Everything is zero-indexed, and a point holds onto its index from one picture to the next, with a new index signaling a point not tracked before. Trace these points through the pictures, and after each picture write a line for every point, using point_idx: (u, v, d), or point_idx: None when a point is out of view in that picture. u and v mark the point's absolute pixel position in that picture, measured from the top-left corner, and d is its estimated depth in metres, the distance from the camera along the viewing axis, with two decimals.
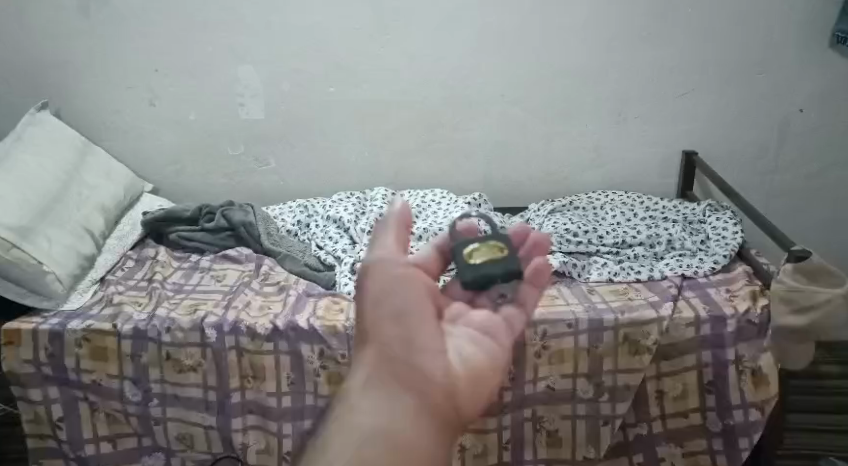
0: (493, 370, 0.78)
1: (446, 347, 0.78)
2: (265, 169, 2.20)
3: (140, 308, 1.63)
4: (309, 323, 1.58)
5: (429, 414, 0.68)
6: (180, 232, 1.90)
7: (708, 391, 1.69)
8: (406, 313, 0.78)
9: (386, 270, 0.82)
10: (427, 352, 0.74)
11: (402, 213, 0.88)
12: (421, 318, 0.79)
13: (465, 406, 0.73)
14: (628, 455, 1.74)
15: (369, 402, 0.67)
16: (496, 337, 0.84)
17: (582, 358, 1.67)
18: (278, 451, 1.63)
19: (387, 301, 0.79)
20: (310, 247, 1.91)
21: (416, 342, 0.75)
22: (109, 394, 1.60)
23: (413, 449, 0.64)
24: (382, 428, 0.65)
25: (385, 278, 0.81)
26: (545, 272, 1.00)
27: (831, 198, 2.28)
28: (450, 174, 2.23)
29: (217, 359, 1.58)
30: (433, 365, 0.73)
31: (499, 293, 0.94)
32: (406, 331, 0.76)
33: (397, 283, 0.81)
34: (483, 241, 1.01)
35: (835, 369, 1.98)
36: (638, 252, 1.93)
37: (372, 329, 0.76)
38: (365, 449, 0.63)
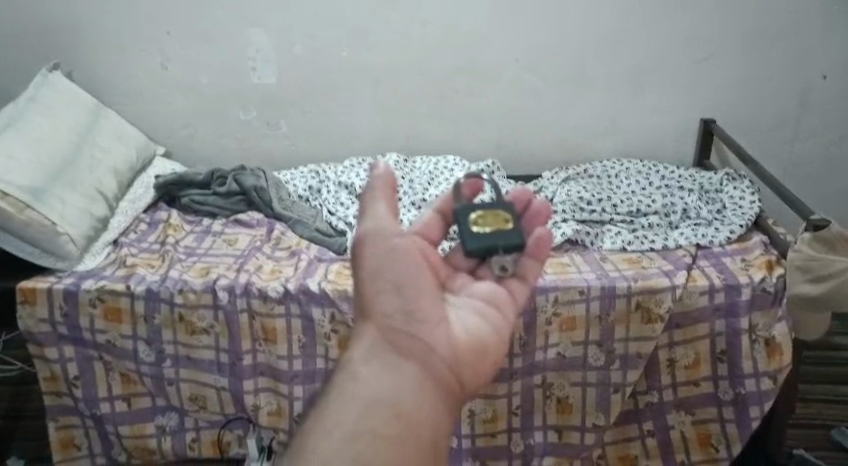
0: (497, 339, 0.87)
1: (446, 317, 0.86)
2: (277, 133, 2.20)
3: (152, 270, 1.65)
4: (320, 287, 1.59)
5: (429, 383, 0.78)
6: (193, 197, 1.92)
7: (720, 360, 1.67)
8: (408, 286, 0.86)
9: (383, 243, 0.88)
10: (426, 323, 0.83)
11: (387, 178, 0.91)
12: (421, 289, 0.86)
13: (467, 373, 0.82)
14: (637, 422, 1.74)
15: (373, 370, 0.77)
16: (501, 308, 0.91)
17: (593, 326, 1.66)
18: (289, 413, 1.65)
19: (388, 275, 0.86)
20: (322, 213, 1.90)
21: (416, 314, 0.84)
22: (124, 354, 1.63)
23: (415, 416, 0.74)
24: (387, 391, 0.75)
25: (384, 251, 0.88)
26: (550, 242, 0.96)
27: None
28: (462, 140, 2.22)
29: (229, 322, 1.60)
30: (433, 337, 0.82)
31: (501, 265, 0.94)
32: (406, 303, 0.84)
33: (395, 256, 0.87)
34: (487, 209, 0.98)
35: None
36: (653, 221, 1.91)
37: (374, 300, 0.85)
38: (370, 410, 0.72)
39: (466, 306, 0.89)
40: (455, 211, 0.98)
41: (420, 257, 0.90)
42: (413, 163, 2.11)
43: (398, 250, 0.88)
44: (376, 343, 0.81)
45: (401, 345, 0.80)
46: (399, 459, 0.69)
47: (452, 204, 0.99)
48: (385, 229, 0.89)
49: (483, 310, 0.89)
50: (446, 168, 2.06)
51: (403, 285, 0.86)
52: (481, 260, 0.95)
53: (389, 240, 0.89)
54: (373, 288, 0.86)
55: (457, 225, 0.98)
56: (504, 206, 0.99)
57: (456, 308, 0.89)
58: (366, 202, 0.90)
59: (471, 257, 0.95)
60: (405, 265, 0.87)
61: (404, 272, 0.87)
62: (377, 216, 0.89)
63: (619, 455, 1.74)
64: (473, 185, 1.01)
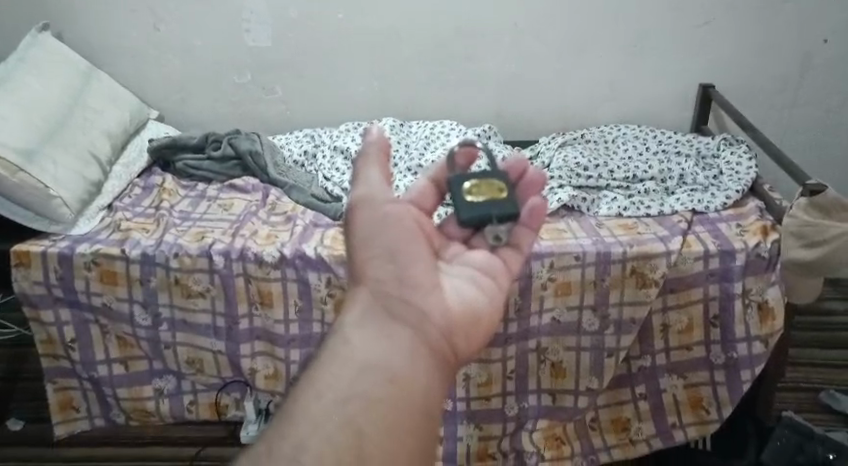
0: (491, 309, 0.86)
1: (440, 285, 0.86)
2: (273, 98, 2.19)
3: (147, 234, 1.65)
4: (316, 252, 1.60)
5: (423, 348, 0.77)
6: (187, 162, 1.92)
7: (713, 324, 1.68)
8: (401, 251, 0.85)
9: (375, 210, 0.87)
10: (420, 291, 0.83)
11: (380, 144, 0.90)
12: (415, 256, 0.85)
13: (461, 342, 0.82)
14: (630, 386, 1.75)
15: (366, 334, 0.77)
16: (495, 277, 0.90)
17: (588, 291, 1.67)
18: (285, 377, 1.67)
19: (381, 240, 0.85)
20: (318, 179, 1.90)
21: (411, 281, 0.83)
22: (120, 317, 1.64)
23: (408, 379, 0.73)
24: (380, 355, 0.75)
25: (377, 217, 0.87)
26: (545, 210, 0.96)
27: None
28: (458, 105, 2.20)
29: (225, 286, 1.61)
30: (426, 304, 0.82)
31: (495, 235, 0.93)
32: (401, 270, 0.84)
33: (388, 222, 0.87)
34: (482, 178, 0.97)
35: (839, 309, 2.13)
36: (649, 187, 1.91)
37: (368, 266, 0.84)
38: (362, 374, 0.72)
39: (462, 275, 0.88)
40: (449, 181, 0.98)
41: (415, 226, 0.89)
42: (409, 129, 2.10)
43: (390, 217, 0.87)
44: (370, 308, 0.80)
45: (395, 311, 0.80)
46: (391, 421, 0.69)
47: (447, 173, 0.99)
48: (377, 194, 0.88)
49: (476, 278, 0.88)
50: (442, 133, 2.06)
51: (398, 251, 0.85)
52: (476, 230, 0.94)
53: (380, 207, 0.88)
54: (366, 255, 0.85)
55: (451, 195, 0.97)
56: (498, 175, 0.98)
57: (451, 276, 0.88)
58: (358, 168, 0.89)
59: (465, 227, 0.94)
60: (399, 233, 0.86)
61: (398, 238, 0.86)
62: (370, 183, 0.89)
63: (611, 418, 1.76)
64: (469, 153, 1.01)
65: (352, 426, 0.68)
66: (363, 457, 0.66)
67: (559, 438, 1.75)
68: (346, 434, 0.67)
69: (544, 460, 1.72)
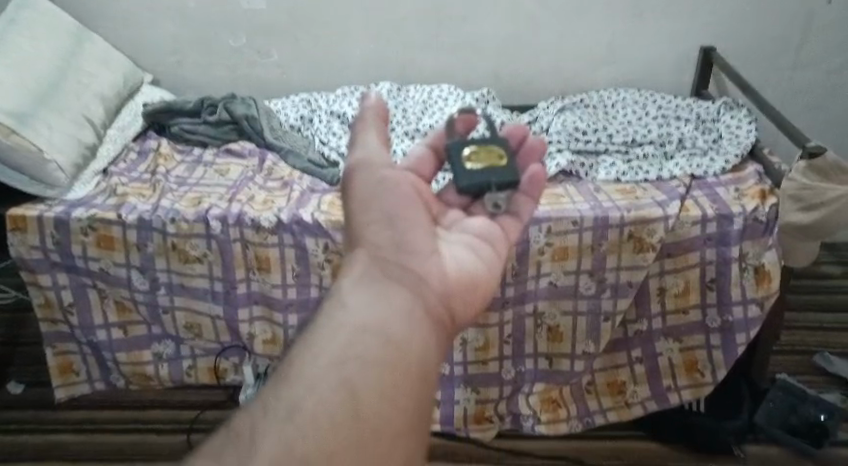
0: (489, 275, 0.82)
1: (438, 250, 0.81)
2: (268, 62, 2.17)
3: (144, 199, 1.65)
4: (313, 217, 1.59)
5: (421, 311, 0.72)
6: (182, 126, 1.91)
7: (709, 288, 1.68)
8: (399, 216, 0.81)
9: (373, 174, 0.84)
10: (418, 256, 0.78)
11: (377, 109, 0.88)
12: (413, 221, 0.82)
13: (459, 308, 0.77)
14: (626, 350, 1.76)
15: (363, 295, 0.71)
16: (494, 244, 0.86)
17: (585, 256, 1.66)
18: (283, 341, 1.69)
19: (379, 205, 0.81)
20: (314, 143, 1.89)
21: (408, 246, 0.79)
22: (118, 282, 1.65)
23: (407, 340, 0.67)
24: (377, 316, 0.69)
25: (374, 180, 0.84)
26: (545, 178, 0.93)
27: None
28: (456, 69, 2.19)
29: (221, 251, 1.61)
30: (424, 269, 0.77)
31: (494, 202, 0.90)
32: (398, 235, 0.79)
33: (386, 186, 0.83)
34: (481, 145, 0.95)
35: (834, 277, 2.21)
36: (648, 152, 1.90)
37: (365, 229, 0.80)
38: (359, 334, 0.66)
39: (458, 241, 0.85)
40: (447, 147, 0.96)
41: (413, 192, 0.85)
42: (406, 92, 2.09)
43: (388, 181, 0.84)
44: (368, 269, 0.75)
45: (393, 274, 0.75)
46: (389, 384, 0.63)
47: (444, 139, 0.97)
48: (375, 158, 0.85)
49: (474, 244, 0.85)
50: (440, 97, 2.05)
51: (396, 215, 0.81)
52: (474, 198, 0.92)
53: (378, 170, 0.85)
54: (363, 219, 0.81)
55: (450, 162, 0.94)
56: (499, 142, 0.96)
57: (449, 243, 0.84)
58: (356, 132, 0.87)
59: (463, 194, 0.91)
60: (398, 198, 0.83)
61: (396, 203, 0.82)
62: (368, 147, 0.86)
63: (607, 381, 1.78)
64: (468, 119, 0.98)
65: (348, 384, 0.62)
66: (360, 418, 0.60)
67: (555, 402, 1.76)
68: (341, 391, 0.61)
69: (540, 423, 1.75)
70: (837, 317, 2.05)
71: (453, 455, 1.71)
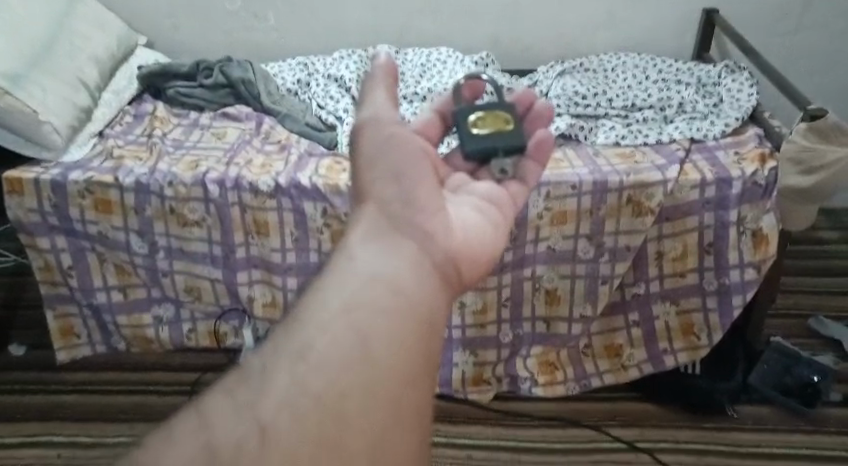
0: (495, 236, 0.82)
1: (445, 209, 0.81)
2: (265, 25, 2.16)
3: (141, 162, 1.65)
4: (311, 181, 1.59)
5: (429, 267, 0.72)
6: (178, 89, 1.91)
7: (707, 252, 1.68)
8: (407, 173, 0.80)
9: (380, 132, 0.83)
10: (425, 211, 0.77)
11: (387, 68, 0.87)
12: (420, 178, 0.80)
13: (466, 265, 0.77)
14: (624, 314, 1.77)
15: (372, 249, 0.71)
16: (501, 206, 0.87)
17: (584, 220, 1.66)
18: (283, 305, 1.71)
19: (387, 163, 0.81)
20: (312, 107, 1.89)
21: (415, 200, 0.78)
22: (116, 245, 1.66)
23: (416, 296, 0.67)
24: (386, 269, 0.68)
25: (382, 139, 0.83)
26: (550, 144, 0.94)
27: None
28: (455, 32, 2.17)
29: (219, 214, 1.62)
30: (432, 225, 0.76)
31: (501, 168, 0.92)
32: (406, 190, 0.78)
33: (395, 143, 0.83)
34: (487, 111, 0.96)
35: (834, 239, 2.29)
36: (647, 116, 1.88)
37: (372, 185, 0.79)
38: (368, 288, 0.66)
39: (465, 203, 0.85)
40: (454, 113, 0.97)
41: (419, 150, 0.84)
42: (405, 56, 2.09)
43: (397, 139, 0.83)
44: (374, 221, 0.74)
45: (400, 227, 0.74)
46: (400, 336, 0.63)
47: (451, 105, 0.98)
48: (384, 116, 0.84)
49: (481, 207, 0.85)
50: (438, 61, 2.05)
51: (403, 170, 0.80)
52: (480, 163, 0.93)
53: (386, 128, 0.84)
54: (369, 174, 0.80)
55: (456, 128, 0.96)
56: (505, 107, 0.97)
57: (454, 205, 0.84)
58: (366, 89, 0.86)
59: (469, 159, 0.92)
60: (404, 154, 0.82)
61: (404, 159, 0.81)
62: (377, 103, 0.85)
63: (604, 344, 1.79)
64: (474, 86, 1.00)
65: (355, 332, 0.62)
66: (370, 361, 0.60)
67: (553, 364, 1.78)
68: (353, 341, 0.61)
69: (537, 386, 1.77)
70: (834, 281, 2.12)
71: (450, 416, 1.73)
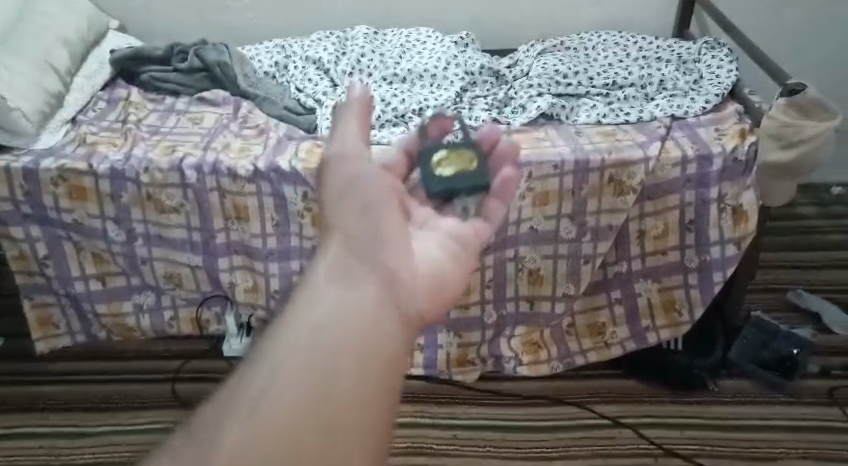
0: (462, 273, 0.75)
1: (410, 243, 0.73)
2: (241, 6, 2.13)
3: (115, 148, 1.63)
4: (290, 165, 1.57)
5: (395, 303, 0.63)
6: (152, 74, 1.89)
7: (688, 229, 1.68)
8: (372, 204, 0.73)
9: (346, 165, 0.77)
10: (391, 244, 0.70)
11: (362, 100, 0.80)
12: (385, 212, 0.74)
13: (433, 306, 0.69)
14: (606, 293, 1.77)
15: (335, 281, 0.61)
16: (467, 244, 0.81)
17: (566, 200, 1.65)
18: (265, 290, 1.70)
19: (352, 194, 0.74)
20: (290, 90, 1.87)
21: (381, 230, 0.71)
22: (93, 233, 1.65)
23: (382, 334, 0.58)
24: (351, 303, 0.59)
25: (351, 171, 0.77)
26: (514, 184, 0.93)
27: (827, 26, 2.20)
28: (433, 11, 2.15)
29: (198, 199, 1.60)
30: (399, 259, 0.69)
31: (464, 207, 0.89)
32: (373, 219, 0.71)
33: (362, 176, 0.76)
34: (449, 155, 0.97)
35: (813, 214, 2.31)
36: (628, 94, 1.87)
37: (335, 214, 0.71)
38: (330, 324, 0.56)
39: (430, 240, 0.77)
40: (418, 156, 0.95)
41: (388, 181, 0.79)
42: (383, 36, 2.07)
43: (366, 172, 0.77)
44: (339, 250, 0.66)
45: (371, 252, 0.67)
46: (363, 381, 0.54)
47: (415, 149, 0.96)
48: (352, 151, 0.78)
49: (448, 244, 0.78)
50: (418, 41, 2.04)
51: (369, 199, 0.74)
52: (445, 202, 0.89)
53: (357, 161, 0.78)
54: (333, 205, 0.73)
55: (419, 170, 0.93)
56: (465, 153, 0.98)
57: (420, 240, 0.76)
58: (336, 123, 0.80)
59: (433, 198, 0.89)
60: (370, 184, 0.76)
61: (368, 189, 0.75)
62: (348, 137, 0.79)
63: (587, 323, 1.79)
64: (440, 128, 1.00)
65: (316, 374, 0.53)
66: (329, 408, 0.51)
67: (537, 343, 1.79)
68: (310, 386, 0.52)
69: (522, 365, 1.77)
70: (814, 256, 2.14)
71: (435, 397, 1.72)
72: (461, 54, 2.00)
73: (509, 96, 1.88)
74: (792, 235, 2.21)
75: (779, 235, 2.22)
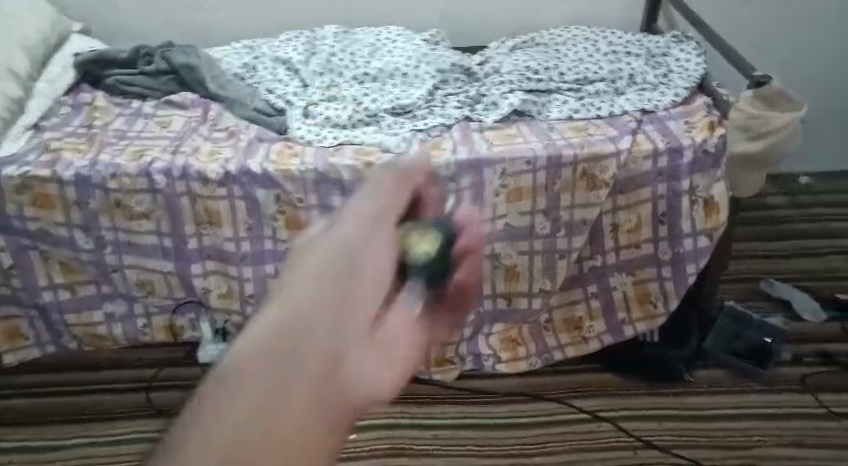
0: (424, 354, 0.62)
1: (386, 306, 0.61)
2: (207, 6, 2.10)
3: (80, 154, 1.59)
4: (262, 167, 1.56)
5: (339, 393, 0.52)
6: (118, 78, 1.86)
7: (661, 222, 1.69)
8: (355, 256, 0.61)
9: (352, 208, 0.67)
10: (361, 305, 0.57)
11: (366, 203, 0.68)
12: (368, 264, 0.61)
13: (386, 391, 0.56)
14: (582, 287, 1.78)
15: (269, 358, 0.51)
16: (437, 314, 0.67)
17: (540, 197, 1.65)
18: (240, 295, 1.68)
19: (337, 241, 0.62)
20: (259, 92, 1.85)
21: (356, 279, 0.59)
22: (60, 242, 1.62)
23: (300, 439, 0.48)
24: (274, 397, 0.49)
25: (356, 219, 0.66)
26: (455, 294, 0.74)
27: (788, 17, 2.25)
28: (402, 9, 2.14)
29: (168, 204, 1.58)
30: (365, 326, 0.56)
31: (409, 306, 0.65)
32: (352, 260, 0.61)
33: (358, 226, 0.65)
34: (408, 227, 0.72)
35: (782, 204, 2.34)
36: (599, 88, 1.87)
37: (307, 258, 0.59)
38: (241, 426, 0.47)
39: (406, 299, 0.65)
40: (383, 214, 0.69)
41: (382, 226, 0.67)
42: (354, 36, 2.06)
43: (363, 222, 0.66)
44: (295, 305, 0.54)
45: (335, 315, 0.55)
46: None
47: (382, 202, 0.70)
48: (363, 201, 0.68)
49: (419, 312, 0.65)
50: (389, 40, 2.04)
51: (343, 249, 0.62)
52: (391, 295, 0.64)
53: (366, 209, 0.68)
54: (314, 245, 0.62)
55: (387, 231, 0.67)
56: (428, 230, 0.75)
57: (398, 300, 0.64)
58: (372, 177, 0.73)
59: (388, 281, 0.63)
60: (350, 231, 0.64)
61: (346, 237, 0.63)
62: (364, 193, 0.70)
63: (564, 318, 1.80)
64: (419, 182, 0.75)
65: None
66: None
67: (515, 340, 1.78)
68: None
69: (500, 362, 1.77)
70: (784, 245, 2.17)
71: (414, 397, 1.71)
72: (432, 53, 2.00)
73: (481, 93, 1.86)
74: (761, 225, 2.25)
75: (749, 226, 2.25)
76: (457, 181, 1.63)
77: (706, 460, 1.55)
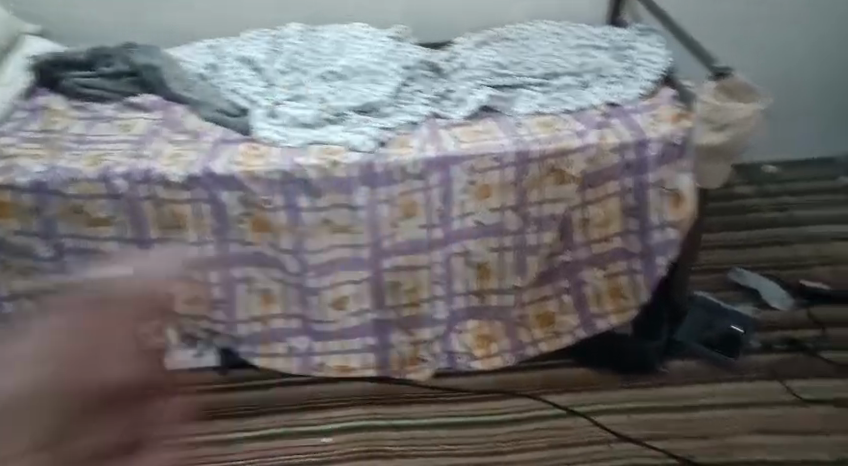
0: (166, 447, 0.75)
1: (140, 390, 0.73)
2: (167, 6, 2.06)
3: (37, 160, 1.56)
4: (225, 168, 1.55)
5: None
6: (77, 80, 1.81)
7: (630, 215, 1.70)
8: (133, 347, 0.71)
9: (102, 280, 0.74)
10: (120, 385, 0.70)
11: None
12: (112, 346, 0.70)
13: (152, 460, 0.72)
14: (553, 282, 1.77)
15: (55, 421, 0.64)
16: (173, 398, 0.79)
17: (508, 192, 1.64)
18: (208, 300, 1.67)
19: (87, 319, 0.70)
20: (223, 92, 1.81)
21: (116, 363, 0.70)
22: (19, 251, 1.59)
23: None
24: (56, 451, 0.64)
25: (116, 303, 0.74)
26: None
27: (754, 12, 2.28)
28: (367, 6, 2.12)
29: (131, 210, 1.56)
30: (122, 411, 0.69)
31: None
32: (127, 349, 0.71)
33: (129, 303, 0.74)
34: None
35: (748, 193, 2.37)
36: (566, 82, 1.87)
37: (68, 315, 0.70)
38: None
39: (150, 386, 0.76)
40: None
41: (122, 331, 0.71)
42: (319, 33, 2.03)
43: (109, 310, 0.73)
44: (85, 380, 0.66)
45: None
46: None
47: None
48: (110, 291, 0.74)
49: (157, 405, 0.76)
50: (356, 37, 2.02)
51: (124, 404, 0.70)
52: None
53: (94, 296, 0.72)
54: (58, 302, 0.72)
55: None
56: None
57: (153, 400, 0.75)
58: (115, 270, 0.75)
59: None
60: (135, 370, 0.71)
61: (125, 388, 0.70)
62: (127, 275, 0.76)
63: (537, 313, 1.79)
64: None
65: None
66: None
67: (488, 338, 1.76)
68: None
69: (474, 360, 1.75)
70: (751, 235, 2.19)
71: (388, 398, 1.69)
72: (399, 49, 1.99)
73: (448, 90, 1.86)
74: (727, 214, 2.27)
75: (718, 217, 2.27)
76: (424, 180, 1.61)
77: (680, 450, 1.56)
